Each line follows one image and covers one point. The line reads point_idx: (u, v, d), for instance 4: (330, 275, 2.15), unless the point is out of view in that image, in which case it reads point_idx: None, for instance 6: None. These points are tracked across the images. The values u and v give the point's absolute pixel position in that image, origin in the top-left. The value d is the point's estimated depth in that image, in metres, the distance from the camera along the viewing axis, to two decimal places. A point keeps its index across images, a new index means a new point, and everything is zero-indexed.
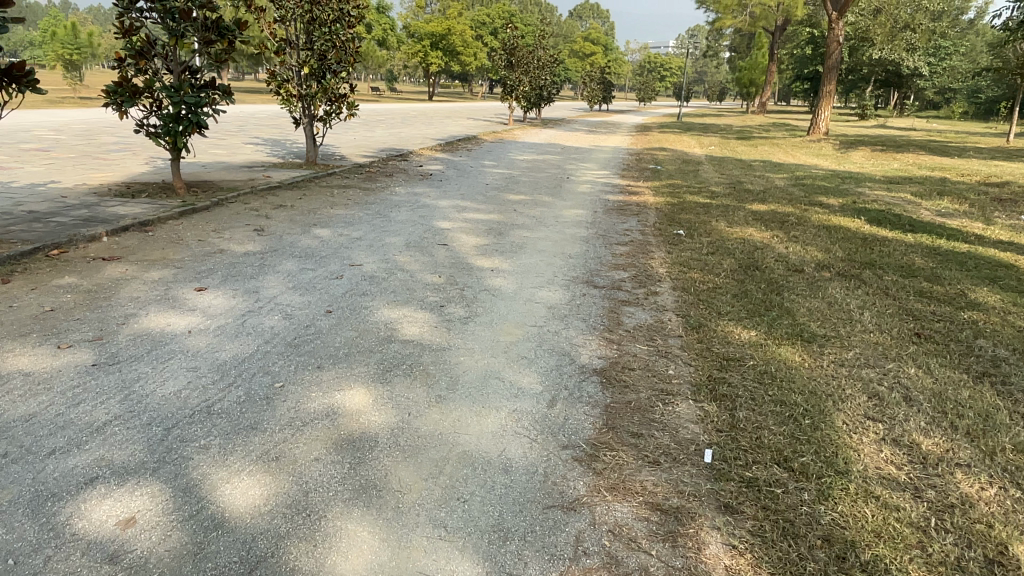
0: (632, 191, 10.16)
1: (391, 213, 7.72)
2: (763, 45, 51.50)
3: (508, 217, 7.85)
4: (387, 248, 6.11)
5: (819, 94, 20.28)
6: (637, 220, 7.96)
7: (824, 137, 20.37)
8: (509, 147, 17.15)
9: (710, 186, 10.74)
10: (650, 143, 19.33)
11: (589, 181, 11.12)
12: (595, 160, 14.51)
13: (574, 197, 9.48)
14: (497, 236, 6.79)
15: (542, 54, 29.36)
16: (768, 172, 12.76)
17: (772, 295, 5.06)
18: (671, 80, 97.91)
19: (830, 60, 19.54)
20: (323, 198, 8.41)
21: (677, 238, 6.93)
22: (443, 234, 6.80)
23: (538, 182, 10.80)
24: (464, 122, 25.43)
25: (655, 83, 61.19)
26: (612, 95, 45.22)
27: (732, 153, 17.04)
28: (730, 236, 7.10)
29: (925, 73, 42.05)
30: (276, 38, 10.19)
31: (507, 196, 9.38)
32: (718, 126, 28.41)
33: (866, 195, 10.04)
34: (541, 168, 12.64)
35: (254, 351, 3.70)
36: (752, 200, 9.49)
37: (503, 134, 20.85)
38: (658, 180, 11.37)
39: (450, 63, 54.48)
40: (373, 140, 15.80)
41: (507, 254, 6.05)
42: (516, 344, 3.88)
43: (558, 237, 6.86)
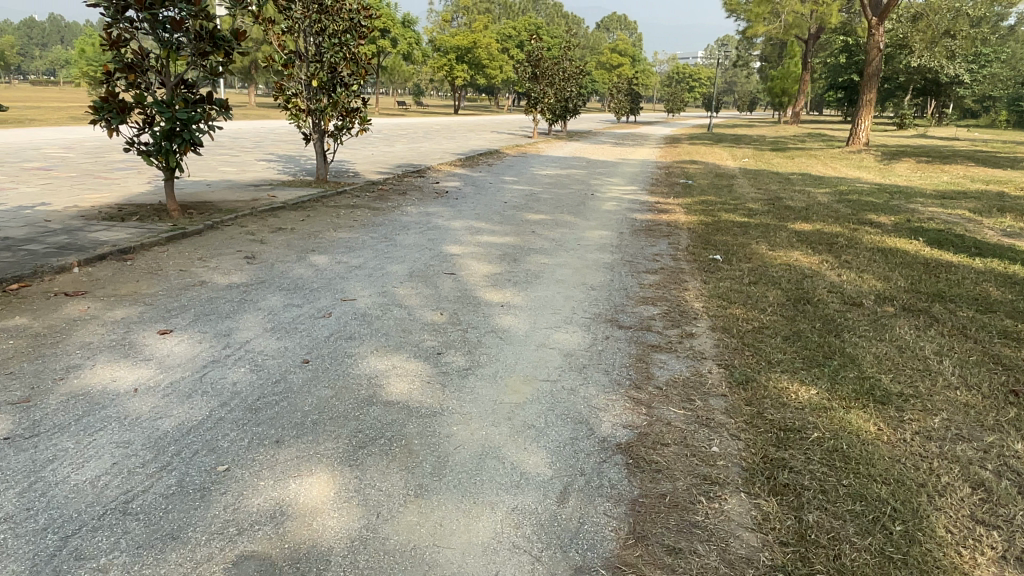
0: (661, 208, 9.43)
1: (398, 237, 7.11)
2: (796, 54, 50.38)
3: (526, 240, 7.18)
4: (387, 278, 5.47)
5: (858, 103, 19.34)
6: (667, 242, 7.24)
7: (864, 148, 19.39)
8: (533, 161, 16.51)
9: (746, 203, 9.96)
10: (680, 155, 18.56)
11: (615, 198, 10.42)
12: (622, 174, 13.79)
13: (598, 216, 8.79)
14: (511, 263, 6.13)
15: (568, 65, 28.75)
16: (808, 186, 11.95)
17: (830, 338, 4.30)
18: (700, 91, 96.75)
19: (870, 68, 18.62)
20: (328, 220, 7.84)
21: (713, 264, 6.20)
22: (452, 261, 6.15)
23: (560, 200, 10.12)
24: (488, 135, 24.88)
25: (683, 94, 60.29)
26: (640, 106, 44.44)
27: (767, 165, 16.20)
28: (773, 262, 6.35)
29: (966, 81, 40.60)
30: (284, 51, 9.69)
31: (526, 215, 8.72)
32: (750, 137, 27.50)
33: (920, 212, 9.18)
34: (565, 184, 11.98)
35: (204, 418, 3.04)
36: (794, 219, 8.71)
37: (527, 148, 20.24)
38: (689, 196, 10.62)
39: (476, 76, 54.22)
40: (391, 156, 15.30)
41: (521, 285, 5.38)
42: (522, 408, 3.19)
43: (580, 264, 6.18)
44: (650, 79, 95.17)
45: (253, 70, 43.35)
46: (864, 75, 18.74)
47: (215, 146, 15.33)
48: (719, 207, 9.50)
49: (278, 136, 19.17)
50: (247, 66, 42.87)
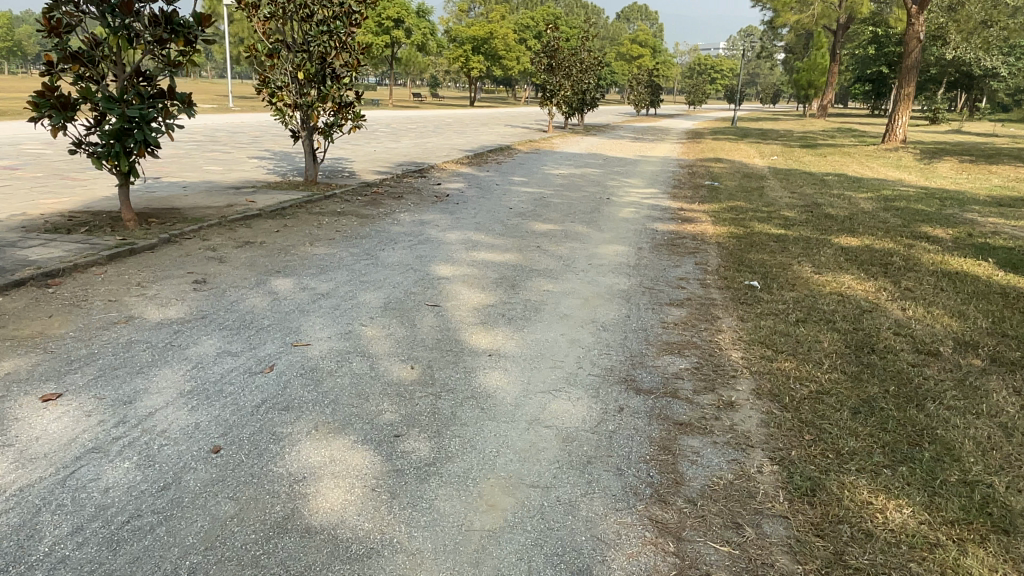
0: (685, 217, 8.42)
1: (382, 253, 6.18)
2: (823, 45, 48.72)
3: (529, 257, 6.23)
4: (356, 311, 4.55)
5: (895, 97, 18.06)
6: (693, 260, 6.25)
7: (902, 145, 18.13)
8: (546, 158, 15.51)
9: (780, 210, 8.92)
10: (704, 152, 17.45)
11: (633, 203, 9.43)
12: (642, 175, 12.75)
13: (615, 226, 7.81)
14: (508, 290, 5.19)
15: (586, 56, 27.63)
16: (847, 190, 10.85)
17: (912, 411, 3.30)
18: (722, 83, 94.81)
19: (909, 60, 17.34)
20: (307, 230, 6.93)
21: (749, 293, 5.21)
22: (439, 286, 5.22)
23: (572, 205, 9.14)
24: (502, 130, 23.88)
25: (705, 87, 58.77)
26: (661, 99, 43.14)
27: (798, 165, 15.05)
28: (822, 290, 5.34)
29: (1003, 73, 38.85)
30: (268, 40, 8.81)
31: (533, 225, 7.76)
32: (776, 132, 26.21)
33: (980, 222, 8.09)
34: (579, 185, 10.98)
35: (37, 561, 2.12)
36: (837, 231, 7.67)
37: (541, 143, 19.21)
38: (716, 201, 9.59)
39: (492, 68, 53.09)
40: (394, 153, 14.37)
41: (518, 322, 4.44)
42: (494, 541, 2.25)
43: (591, 291, 5.22)
44: (671, 71, 93.35)
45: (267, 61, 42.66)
46: (902, 67, 17.45)
47: (210, 142, 14.49)
48: (749, 216, 8.47)
49: (281, 129, 18.29)
50: None
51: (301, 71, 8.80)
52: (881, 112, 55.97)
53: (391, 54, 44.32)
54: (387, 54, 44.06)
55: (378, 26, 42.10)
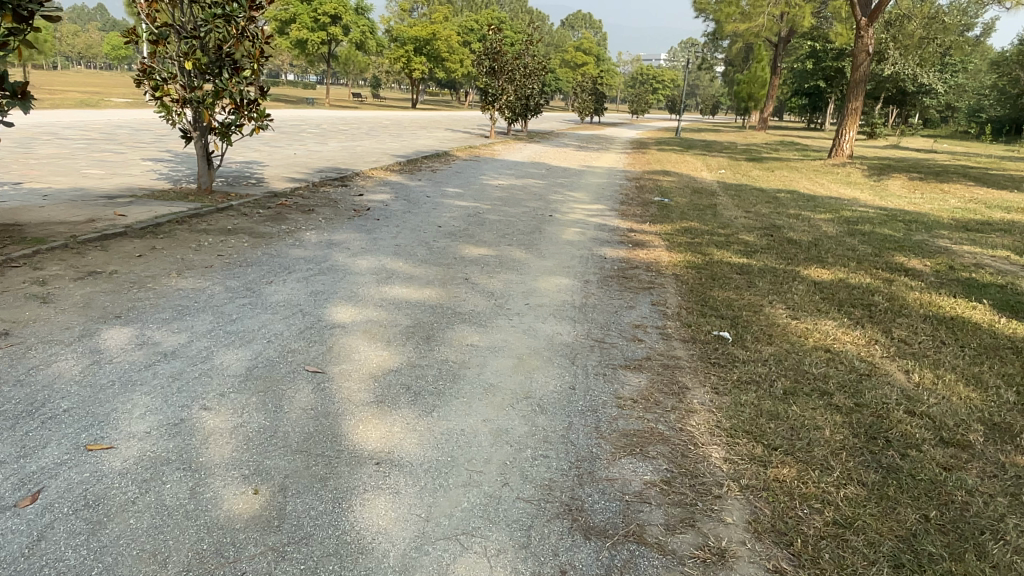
0: (636, 240, 7.43)
1: (267, 287, 4.95)
2: (764, 58, 49.23)
3: (452, 293, 5.09)
4: (204, 384, 3.33)
5: (843, 112, 17.62)
6: (649, 298, 5.23)
7: (849, 160, 17.73)
8: (485, 166, 14.41)
9: (739, 233, 8.02)
10: (650, 163, 16.66)
11: (577, 222, 8.39)
12: (587, 187, 11.78)
13: (557, 251, 6.75)
14: (419, 342, 4.03)
15: (529, 61, 26.70)
16: (804, 209, 10.06)
17: (977, 564, 2.29)
18: (664, 93, 95.70)
19: (858, 73, 16.94)
20: (180, 254, 5.64)
21: (721, 347, 4.19)
22: (329, 337, 4.02)
23: (508, 223, 8.05)
24: (441, 134, 22.69)
25: (648, 96, 58.84)
26: (605, 106, 42.66)
27: (748, 179, 14.36)
28: (806, 344, 4.37)
29: (935, 90, 39.75)
30: (153, 24, 7.48)
31: (462, 248, 6.63)
32: (720, 143, 25.79)
33: (955, 252, 7.34)
34: (518, 199, 9.91)
35: None
36: (806, 259, 6.79)
37: (480, 150, 18.10)
38: (668, 221, 8.65)
39: (435, 69, 51.80)
40: (317, 157, 13.03)
41: (425, 396, 3.29)
42: None
43: (526, 345, 4.11)
44: (614, 79, 93.69)
45: None
46: (850, 81, 17.02)
47: (106, 140, 12.87)
48: (705, 240, 7.55)
49: None
50: None
51: (192, 60, 7.49)
52: (818, 126, 57.02)
53: (327, 53, 42.65)
54: (323, 52, 42.38)
55: (314, 22, 40.41)
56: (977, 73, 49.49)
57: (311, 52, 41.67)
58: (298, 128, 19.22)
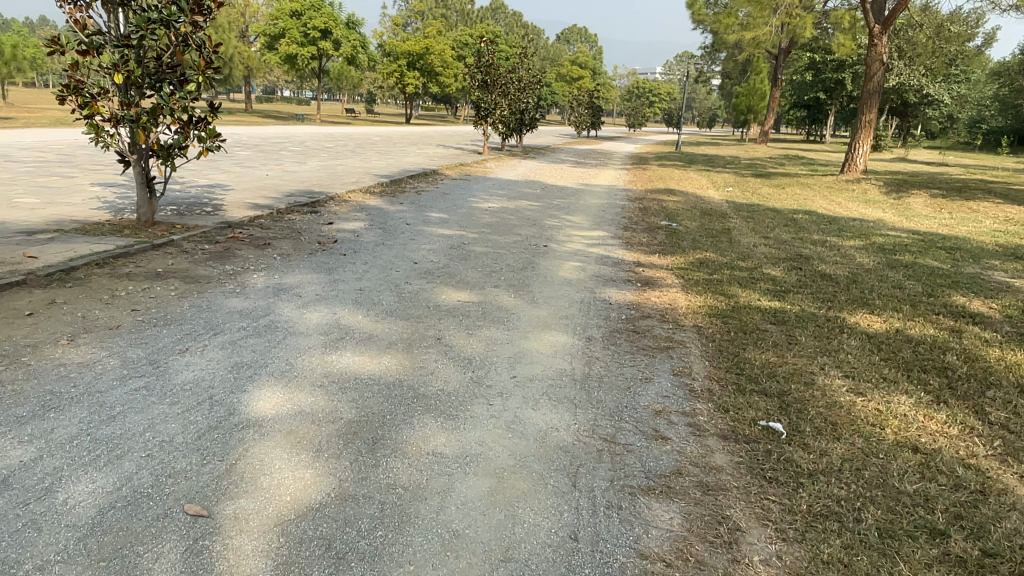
0: (646, 276, 6.33)
1: (177, 360, 3.83)
2: (762, 70, 48.45)
3: (416, 361, 3.97)
4: (22, 548, 2.21)
5: (855, 125, 16.61)
6: (670, 363, 4.11)
7: (863, 175, 16.70)
8: (474, 186, 13.34)
9: (762, 266, 6.93)
10: (652, 181, 15.61)
11: (575, 254, 7.31)
12: (585, 210, 10.70)
13: (553, 293, 5.66)
14: (361, 450, 2.92)
15: (523, 74, 25.74)
16: (829, 234, 8.99)
17: None
18: (661, 106, 95.07)
19: (872, 84, 15.94)
20: (83, 310, 4.54)
21: (774, 450, 3.07)
22: (236, 446, 2.91)
23: (496, 256, 6.95)
24: (431, 151, 21.66)
25: (645, 109, 58.04)
26: (602, 120, 41.72)
27: (759, 198, 13.32)
28: (885, 440, 3.27)
29: (939, 100, 38.91)
30: (82, 32, 6.37)
31: (439, 292, 5.53)
32: (723, 157, 24.83)
33: (1018, 289, 6.26)
34: (508, 226, 8.83)
35: None
36: (848, 302, 5.70)
37: (471, 167, 17.03)
38: (680, 250, 7.57)
39: (428, 84, 50.96)
40: (290, 178, 11.95)
41: (351, 564, 2.18)
42: None
43: (509, 448, 2.99)
44: (611, 93, 93.06)
45: None
46: (864, 92, 16.03)
47: (59, 163, 11.78)
48: (725, 276, 6.45)
49: None
50: None
51: (126, 72, 6.40)
52: (818, 138, 56.25)
53: (318, 68, 41.75)
54: (314, 67, 41.46)
55: (304, 36, 39.55)
56: (979, 83, 48.80)
57: (301, 67, 40.77)
58: (279, 145, 18.15)
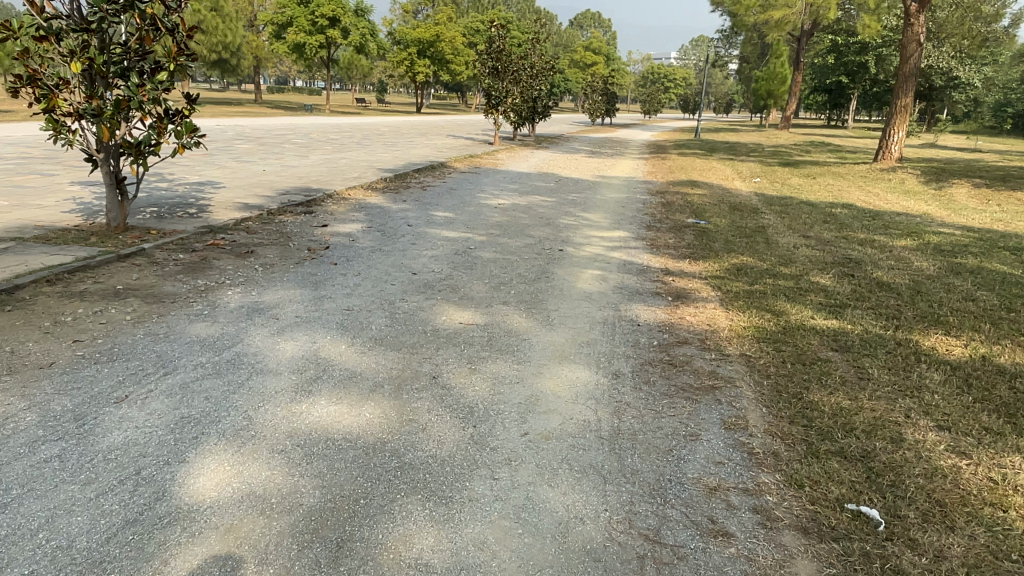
0: (677, 288, 5.54)
1: (111, 413, 3.10)
2: (782, 54, 47.10)
3: (406, 411, 3.22)
4: None
5: (889, 109, 15.62)
6: (720, 411, 3.33)
7: (897, 164, 15.73)
8: (484, 179, 12.56)
9: (808, 274, 6.11)
10: (673, 172, 14.75)
11: (595, 260, 6.52)
12: (603, 206, 9.90)
13: (572, 312, 4.88)
14: (320, 560, 2.17)
15: (536, 61, 24.83)
16: (875, 233, 8.14)
17: None
18: (676, 92, 93.43)
19: (907, 66, 14.96)
20: (15, 343, 3.82)
21: (874, 555, 2.29)
22: (151, 557, 2.16)
23: (506, 264, 6.18)
24: (440, 142, 20.88)
25: (660, 96, 56.78)
26: (617, 107, 40.69)
27: (789, 190, 12.44)
28: (1017, 532, 2.47)
29: (967, 83, 37.50)
30: (37, 15, 5.66)
31: (439, 311, 4.77)
32: (744, 145, 23.86)
33: None
34: (520, 227, 8.05)
35: None
36: (917, 320, 4.89)
37: (481, 159, 16.24)
38: (712, 254, 6.77)
39: (439, 72, 50.02)
40: (288, 173, 11.22)
41: None
42: None
43: (519, 554, 2.23)
44: (625, 79, 91.62)
45: None
46: (899, 75, 15.03)
47: (44, 159, 11.10)
48: (769, 286, 5.64)
49: None
50: None
51: (86, 59, 5.67)
52: (838, 123, 54.82)
53: (327, 57, 41.03)
54: (323, 56, 40.72)
55: (312, 25, 38.83)
56: (1007, 65, 47.17)
57: (310, 57, 40.05)
58: (281, 138, 17.45)
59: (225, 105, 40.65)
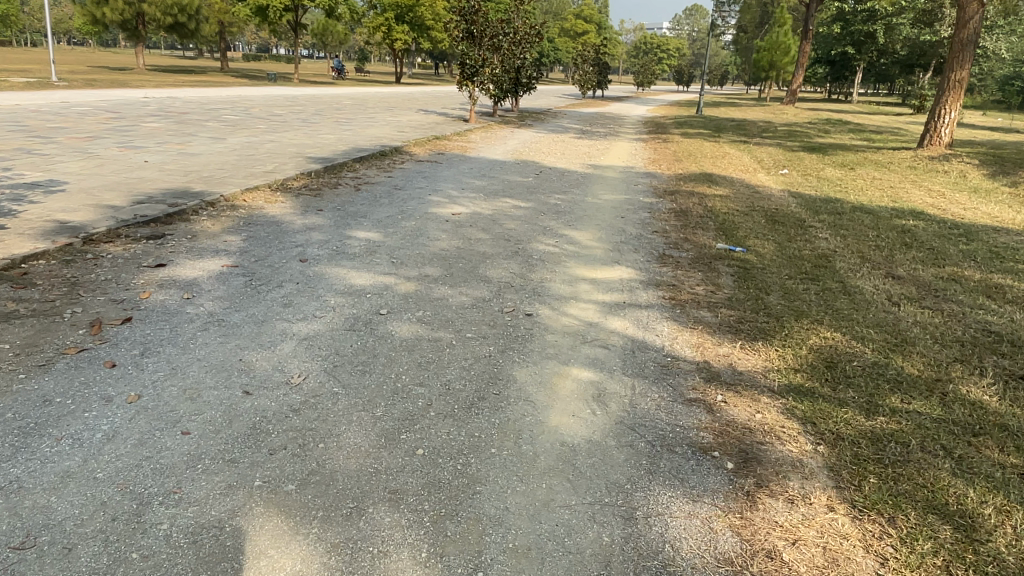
0: (739, 430, 2.93)
1: None
2: (785, 21, 44.05)
3: None
4: None
5: (940, 84, 12.94)
6: None
7: (945, 149, 13.10)
8: (444, 172, 9.87)
9: (952, 378, 3.52)
10: (680, 160, 12.10)
11: (582, 339, 3.89)
12: (596, 218, 7.27)
13: (531, 528, 2.25)
14: None
15: (520, 25, 21.75)
16: (996, 272, 5.53)
17: None
18: (670, 62, 89.86)
19: (965, 31, 12.24)
20: None
21: None
22: None
23: (429, 358, 3.53)
24: (406, 118, 18.00)
25: (653, 66, 53.71)
26: (609, 78, 37.80)
27: (830, 187, 9.84)
28: None
29: (987, 53, 34.79)
30: None
31: (231, 542, 2.12)
32: (754, 123, 21.19)
33: None
34: (472, 260, 5.40)
35: None
36: None
37: (448, 141, 13.51)
38: (775, 324, 4.16)
39: (419, 40, 46.72)
40: (179, 166, 8.45)
41: None
42: None
43: None
44: (618, 49, 88.13)
45: (142, 27, 35.61)
46: (954, 42, 12.35)
47: None
48: (906, 423, 3.03)
49: (48, 118, 12.08)
50: (130, 19, 34.95)
51: None
52: (840, 95, 52.12)
53: (294, 22, 37.68)
54: (289, 20, 37.39)
55: None
56: None
57: (275, 20, 36.72)
58: (210, 113, 14.57)
59: (183, 73, 37.31)
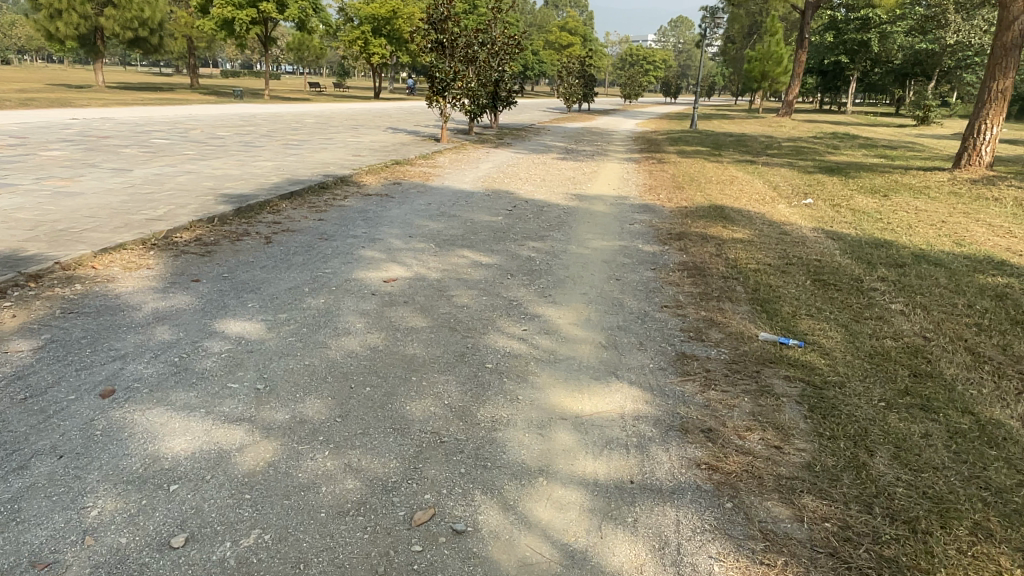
0: None
1: None
2: (778, 30, 42.53)
3: None
4: None
5: (978, 96, 11.17)
6: None
7: (986, 170, 11.26)
8: (392, 210, 7.93)
9: None
10: (681, 187, 10.23)
11: None
12: (580, 281, 5.35)
13: None
14: None
15: (498, 35, 19.82)
16: None
17: None
18: (657, 74, 88.86)
19: (1010, 34, 10.52)
20: None
21: None
22: None
23: None
24: (369, 138, 16.13)
25: (640, 78, 52.11)
26: (596, 91, 36.13)
27: (870, 222, 7.97)
28: None
29: None
30: None
31: None
32: (755, 139, 19.38)
33: None
34: (388, 378, 3.45)
35: None
36: None
37: (410, 167, 11.61)
38: (917, 552, 2.24)
39: (397, 53, 44.92)
40: (40, 210, 6.50)
41: None
42: None
43: None
44: (604, 61, 86.71)
45: (101, 42, 33.85)
46: (996, 46, 10.66)
47: None
48: None
49: None
50: (88, 34, 33.22)
51: None
52: (834, 105, 50.67)
53: (263, 35, 35.90)
54: (258, 34, 35.64)
55: None
56: None
57: (242, 35, 34.98)
58: (137, 137, 12.63)
59: (146, 91, 35.51)
